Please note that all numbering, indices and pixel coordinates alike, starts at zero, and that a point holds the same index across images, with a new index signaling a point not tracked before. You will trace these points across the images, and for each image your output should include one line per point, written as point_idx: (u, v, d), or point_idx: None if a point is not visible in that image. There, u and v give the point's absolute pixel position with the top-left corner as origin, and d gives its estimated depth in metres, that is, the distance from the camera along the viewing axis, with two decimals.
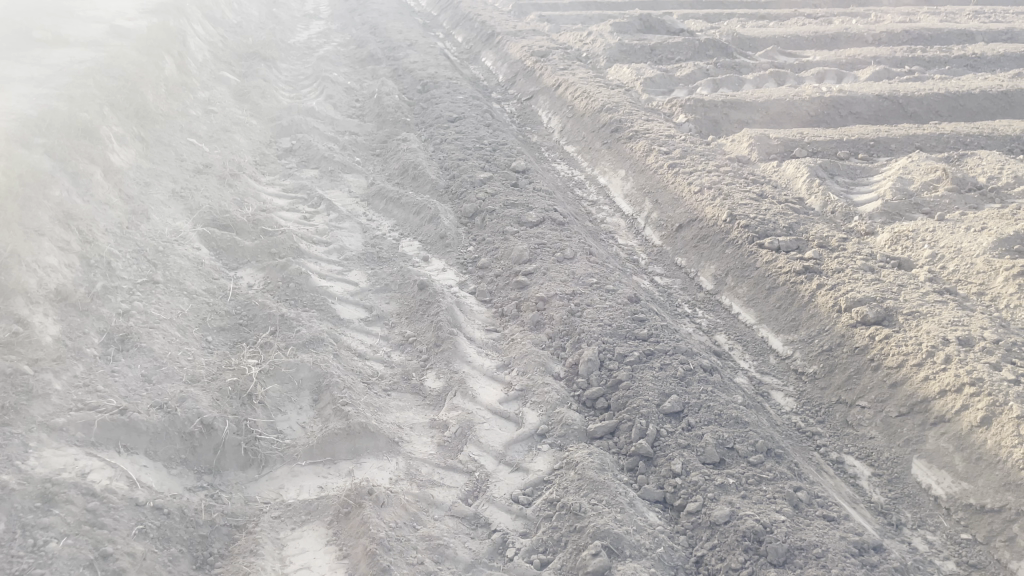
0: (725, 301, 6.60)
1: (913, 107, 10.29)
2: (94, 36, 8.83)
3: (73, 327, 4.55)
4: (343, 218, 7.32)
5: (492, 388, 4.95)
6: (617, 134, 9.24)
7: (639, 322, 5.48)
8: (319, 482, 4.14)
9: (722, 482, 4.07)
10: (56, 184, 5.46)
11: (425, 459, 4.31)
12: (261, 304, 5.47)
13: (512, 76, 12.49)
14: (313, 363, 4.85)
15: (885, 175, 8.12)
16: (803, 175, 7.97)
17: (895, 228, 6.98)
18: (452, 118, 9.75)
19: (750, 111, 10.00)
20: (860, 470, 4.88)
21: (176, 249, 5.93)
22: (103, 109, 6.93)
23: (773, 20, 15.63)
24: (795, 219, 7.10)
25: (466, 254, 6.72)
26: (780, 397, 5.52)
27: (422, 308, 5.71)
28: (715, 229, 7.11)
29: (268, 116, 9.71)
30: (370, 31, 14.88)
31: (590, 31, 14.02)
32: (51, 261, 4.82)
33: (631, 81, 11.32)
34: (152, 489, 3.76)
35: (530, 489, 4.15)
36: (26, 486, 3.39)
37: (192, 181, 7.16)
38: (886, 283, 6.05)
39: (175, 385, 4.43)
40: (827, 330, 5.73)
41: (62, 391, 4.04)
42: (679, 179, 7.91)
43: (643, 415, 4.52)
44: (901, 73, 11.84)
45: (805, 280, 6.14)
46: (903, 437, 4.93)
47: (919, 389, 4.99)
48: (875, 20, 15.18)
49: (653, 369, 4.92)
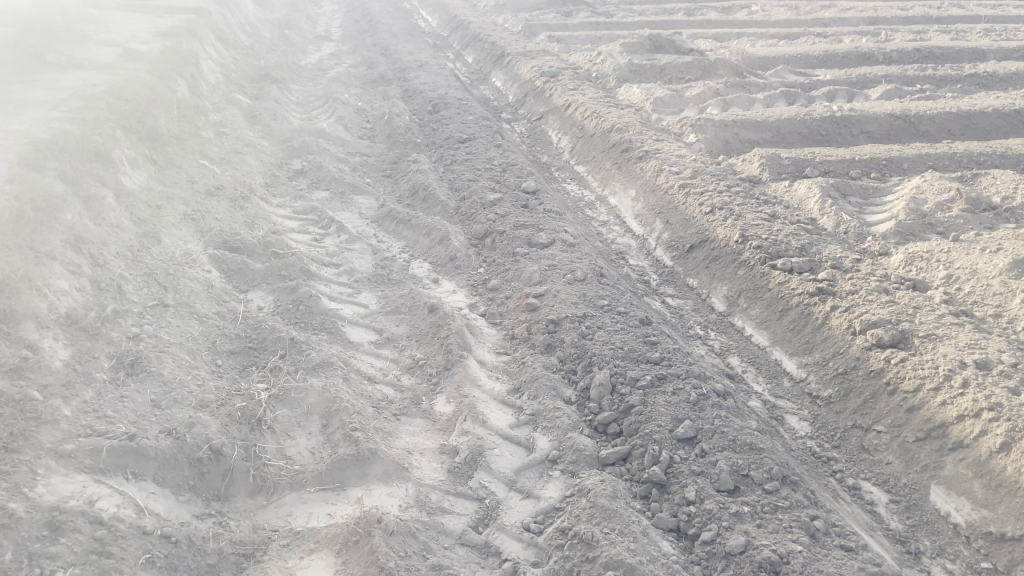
0: (738, 323, 6.54)
1: (925, 126, 10.23)
2: (106, 61, 8.94)
3: (83, 351, 4.55)
4: (354, 239, 7.31)
5: (503, 412, 4.88)
6: (628, 154, 9.22)
7: (651, 346, 5.42)
8: (327, 509, 4.06)
9: (737, 510, 4.01)
10: (67, 209, 5.50)
11: (435, 485, 4.23)
12: (271, 328, 5.45)
13: (522, 97, 12.53)
14: (322, 387, 4.81)
15: (897, 195, 8.07)
16: (816, 196, 7.93)
17: (909, 249, 6.92)
18: (462, 139, 9.77)
19: (760, 132, 9.96)
20: (877, 496, 4.80)
21: (187, 271, 5.95)
22: (116, 132, 6.98)
23: (783, 39, 15.61)
24: (807, 240, 7.06)
25: (475, 276, 6.69)
26: (795, 421, 5.45)
27: (433, 331, 5.68)
28: (727, 251, 7.07)
29: (279, 137, 9.75)
30: (381, 52, 14.96)
31: (600, 51, 14.05)
32: (63, 284, 4.85)
33: (641, 101, 11.30)
34: (160, 517, 3.73)
35: (541, 516, 4.08)
36: (33, 514, 3.37)
37: (204, 204, 7.19)
38: (901, 304, 5.99)
39: (184, 410, 4.41)
40: (841, 353, 5.68)
41: (71, 417, 4.03)
42: (690, 200, 7.89)
43: (656, 441, 4.45)
44: (913, 91, 11.81)
45: (819, 302, 6.09)
46: (920, 463, 4.85)
47: (936, 413, 4.93)
48: (885, 39, 15.17)
49: (666, 394, 4.86)
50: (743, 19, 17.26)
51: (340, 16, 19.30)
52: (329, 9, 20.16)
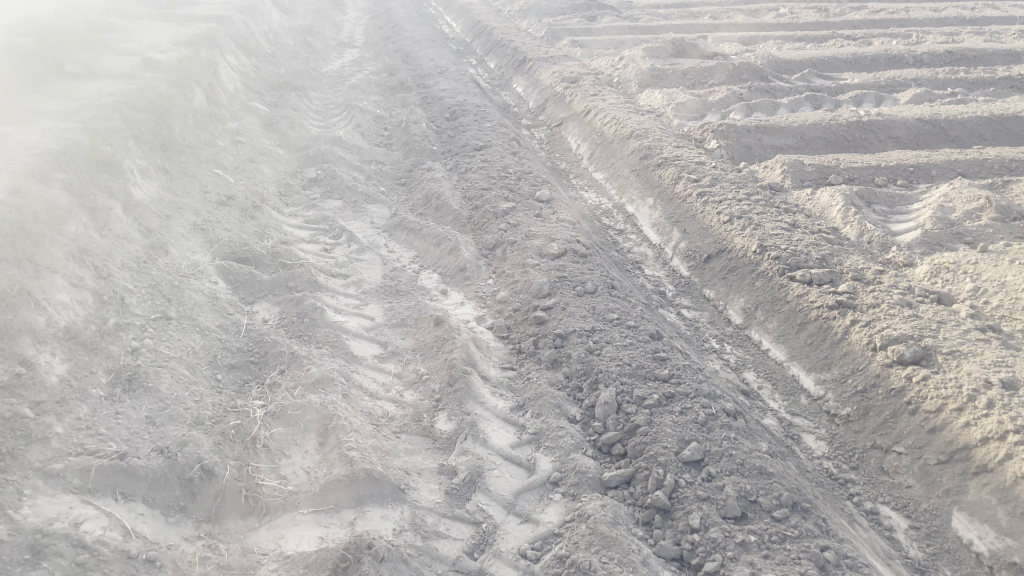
0: (755, 336, 6.34)
1: (955, 131, 9.94)
2: (124, 70, 8.97)
3: (80, 366, 4.50)
4: (364, 249, 7.22)
5: (504, 432, 4.75)
6: (646, 161, 9.04)
7: (660, 362, 5.25)
8: (319, 531, 3.95)
9: (743, 540, 3.85)
10: (71, 220, 5.47)
11: (431, 508, 4.11)
12: (274, 342, 5.38)
13: (542, 103, 12.40)
14: (320, 404, 4.71)
15: (924, 204, 7.81)
16: (838, 204, 7.70)
17: (934, 260, 6.68)
18: (478, 147, 9.66)
19: (784, 138, 9.72)
20: (896, 522, 4.60)
21: (192, 283, 5.88)
22: (127, 142, 6.97)
23: (811, 41, 15.31)
24: (828, 251, 6.84)
25: (485, 287, 6.56)
26: (811, 440, 5.26)
27: (438, 344, 5.55)
28: (744, 262, 6.87)
29: (295, 145, 9.71)
30: (402, 58, 14.92)
31: (622, 55, 13.87)
32: (63, 298, 4.81)
33: (662, 107, 11.10)
34: (148, 540, 3.65)
35: (539, 543, 3.95)
36: (15, 538, 3.31)
37: (214, 214, 7.16)
38: (924, 319, 5.77)
39: (179, 427, 4.33)
40: (861, 369, 5.47)
41: (63, 435, 3.97)
42: (708, 208, 7.70)
43: (661, 464, 4.29)
44: (943, 95, 11.50)
45: (838, 316, 5.88)
46: (942, 487, 4.64)
47: (959, 435, 4.71)
48: (916, 41, 14.81)
49: (674, 414, 4.69)
50: (771, 22, 16.96)
51: (365, 22, 19.32)
52: (355, 16, 20.22)
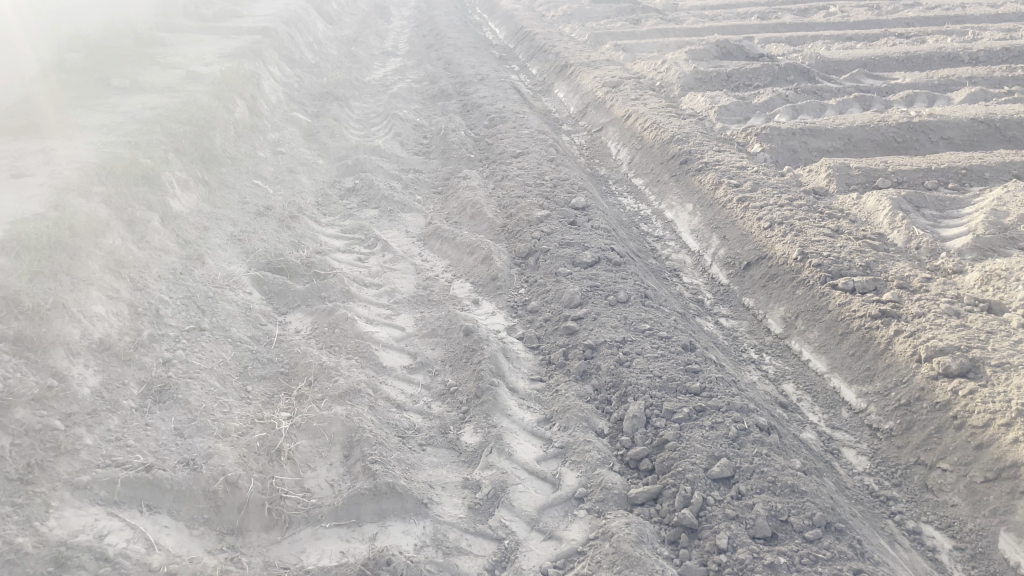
0: (795, 346, 6.16)
1: (1012, 131, 9.57)
2: (169, 84, 9.13)
3: (112, 378, 4.52)
4: (398, 259, 7.24)
5: (530, 445, 4.70)
6: (686, 166, 8.87)
7: (692, 373, 5.13)
8: (342, 546, 3.95)
9: (771, 561, 3.72)
10: (110, 233, 5.55)
11: (453, 523, 4.09)
12: (303, 354, 5.40)
13: (583, 108, 12.30)
14: (346, 416, 4.69)
15: (976, 208, 7.51)
16: (886, 209, 7.42)
17: (986, 266, 6.39)
18: (515, 154, 9.61)
19: (831, 140, 9.45)
20: (939, 542, 4.40)
21: (227, 294, 5.93)
22: (168, 154, 7.07)
23: (861, 41, 14.92)
24: (873, 257, 6.62)
25: (517, 296, 6.50)
26: (852, 455, 5.08)
27: (467, 354, 5.51)
28: (785, 269, 6.68)
29: (334, 155, 9.78)
30: (444, 66, 14.93)
31: (665, 58, 13.68)
32: (98, 310, 4.85)
33: (705, 109, 10.89)
34: (170, 553, 3.65)
35: (561, 561, 3.88)
36: (40, 550, 3.32)
37: (252, 225, 7.23)
38: (972, 329, 5.54)
39: (206, 440, 4.36)
40: (905, 382, 5.27)
41: (92, 446, 3.99)
42: (748, 214, 7.53)
43: (689, 480, 4.19)
44: (999, 93, 11.08)
45: (882, 326, 5.68)
46: (989, 507, 4.42)
47: (1007, 452, 4.48)
48: (972, 39, 14.33)
49: (704, 428, 4.58)
50: (820, 22, 16.55)
51: (409, 31, 19.42)
52: (399, 25, 20.33)
